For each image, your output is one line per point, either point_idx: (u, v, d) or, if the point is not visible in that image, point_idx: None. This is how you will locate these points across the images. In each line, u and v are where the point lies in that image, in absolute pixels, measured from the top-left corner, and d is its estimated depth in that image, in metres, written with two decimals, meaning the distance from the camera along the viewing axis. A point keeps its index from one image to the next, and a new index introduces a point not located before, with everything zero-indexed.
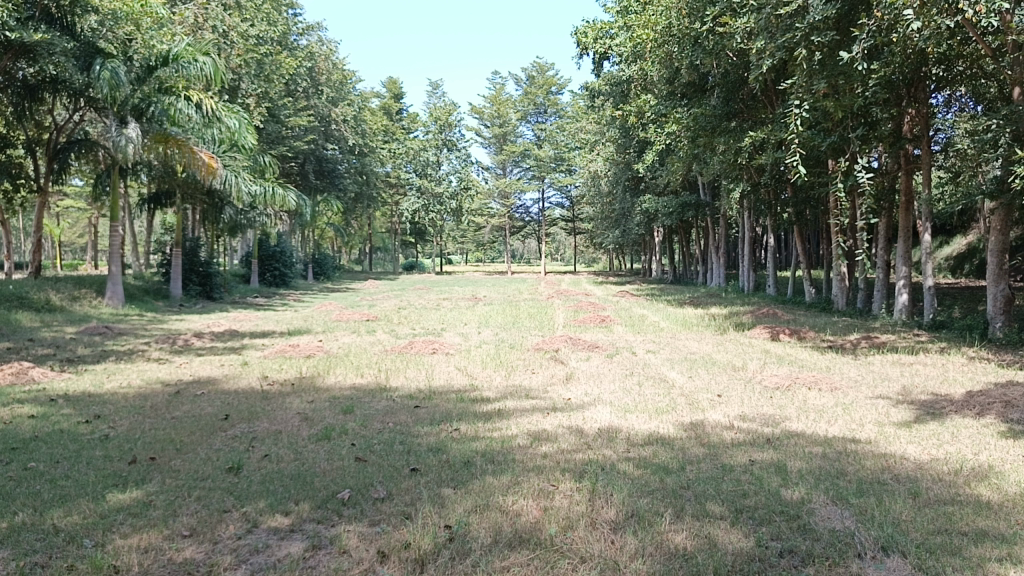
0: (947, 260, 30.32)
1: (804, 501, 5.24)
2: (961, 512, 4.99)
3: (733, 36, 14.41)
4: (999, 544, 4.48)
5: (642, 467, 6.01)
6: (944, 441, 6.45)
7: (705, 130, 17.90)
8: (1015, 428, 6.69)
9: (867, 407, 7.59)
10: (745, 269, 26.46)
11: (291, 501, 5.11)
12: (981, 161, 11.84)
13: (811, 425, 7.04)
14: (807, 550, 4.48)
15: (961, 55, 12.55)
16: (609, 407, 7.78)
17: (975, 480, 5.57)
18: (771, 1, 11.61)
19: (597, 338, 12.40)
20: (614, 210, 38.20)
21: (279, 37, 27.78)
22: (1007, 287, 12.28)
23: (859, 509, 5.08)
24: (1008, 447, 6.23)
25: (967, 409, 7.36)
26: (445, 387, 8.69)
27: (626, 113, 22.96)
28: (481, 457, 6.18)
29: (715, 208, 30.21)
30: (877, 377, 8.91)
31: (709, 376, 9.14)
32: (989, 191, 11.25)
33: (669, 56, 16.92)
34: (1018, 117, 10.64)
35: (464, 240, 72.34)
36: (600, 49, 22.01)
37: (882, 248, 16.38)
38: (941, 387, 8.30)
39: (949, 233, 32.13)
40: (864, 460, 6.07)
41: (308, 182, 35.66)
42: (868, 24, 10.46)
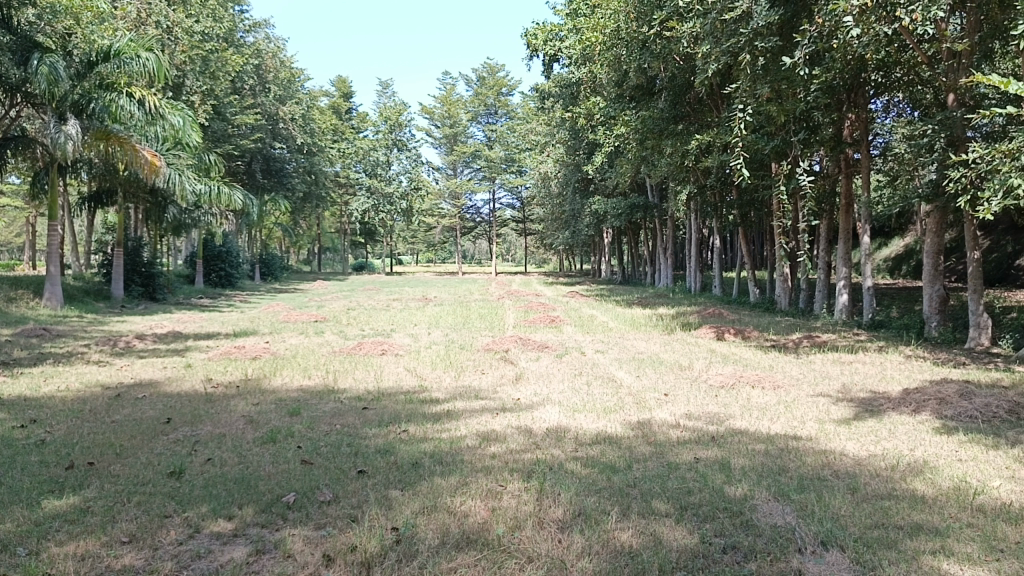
0: (886, 262, 31.14)
1: (746, 498, 5.34)
2: (897, 506, 5.13)
3: (679, 40, 14.58)
4: (933, 537, 4.62)
5: (590, 467, 6.04)
6: (881, 438, 6.62)
7: (653, 133, 18.12)
8: (949, 424, 6.90)
9: (808, 405, 7.75)
10: (692, 270, 26.79)
11: (234, 505, 5.02)
12: (918, 165, 12.19)
13: (755, 423, 7.16)
14: (749, 546, 4.56)
15: (898, 61, 12.92)
16: (558, 407, 7.81)
17: (911, 475, 5.74)
18: (717, 6, 11.80)
19: (547, 339, 12.43)
20: (565, 211, 38.45)
21: (224, 34, 27.28)
22: (942, 288, 12.69)
23: (800, 504, 5.19)
24: (942, 443, 6.43)
25: (903, 406, 7.56)
26: (394, 389, 8.63)
27: (575, 115, 23.09)
28: (429, 458, 6.15)
29: (662, 210, 30.56)
30: (818, 376, 9.10)
31: (656, 376, 9.24)
32: (925, 194, 11.57)
33: (617, 60, 17.09)
34: (952, 122, 11.00)
35: (415, 241, 72.02)
36: (550, 51, 22.13)
37: (823, 249, 16.73)
38: (879, 385, 8.51)
39: (887, 235, 33.03)
40: (805, 456, 6.20)
41: (255, 181, 35.11)
42: (810, 30, 10.70)
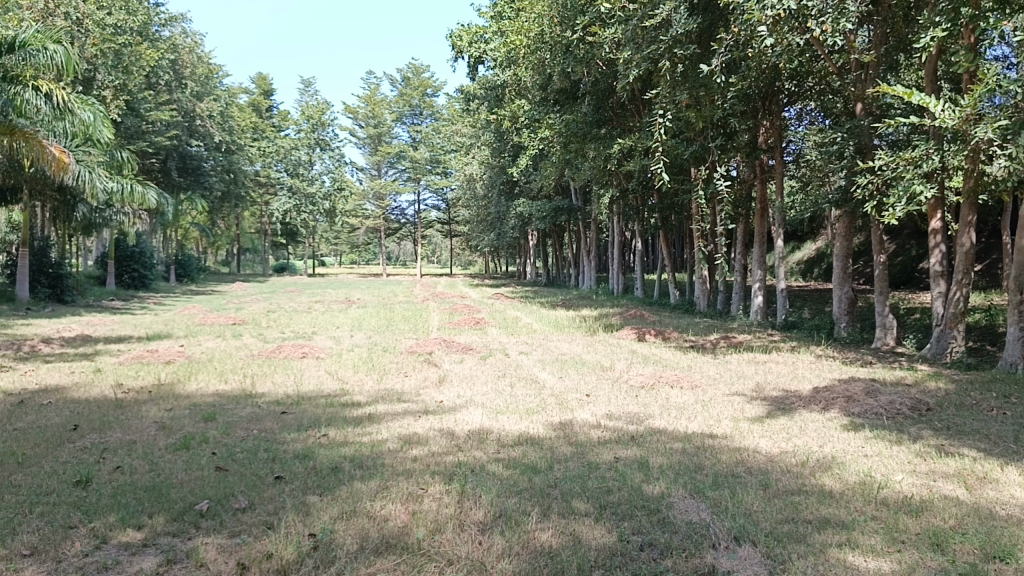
0: (799, 265, 32.22)
1: (664, 496, 5.45)
2: (806, 501, 5.31)
3: (602, 45, 14.77)
4: (840, 531, 4.79)
5: (511, 468, 6.06)
6: (792, 435, 6.84)
7: (577, 136, 18.34)
8: (856, 421, 7.18)
9: (725, 404, 7.95)
10: (615, 272, 27.16)
11: (144, 514, 4.86)
12: (828, 172, 12.63)
13: (673, 422, 7.31)
14: (665, 543, 4.65)
15: (810, 71, 13.38)
16: (480, 409, 7.81)
17: (820, 470, 5.95)
18: (638, 13, 12.01)
19: (471, 341, 12.42)
20: (490, 213, 38.53)
21: (138, 27, 26.39)
22: (850, 290, 13.20)
23: (715, 501, 5.32)
24: (849, 439, 6.68)
25: (813, 404, 7.83)
26: (314, 392, 8.49)
27: (500, 118, 23.16)
28: (349, 462, 6.07)
29: (586, 213, 30.90)
30: (734, 375, 9.35)
31: (578, 377, 9.33)
32: (834, 200, 11.99)
33: (541, 63, 17.23)
34: (860, 131, 11.46)
35: (338, 242, 71.02)
36: (475, 53, 22.14)
37: (740, 252, 17.20)
38: (791, 383, 8.79)
39: (801, 238, 34.19)
40: (720, 454, 6.36)
41: (170, 179, 34.06)
42: (727, 39, 11.01)
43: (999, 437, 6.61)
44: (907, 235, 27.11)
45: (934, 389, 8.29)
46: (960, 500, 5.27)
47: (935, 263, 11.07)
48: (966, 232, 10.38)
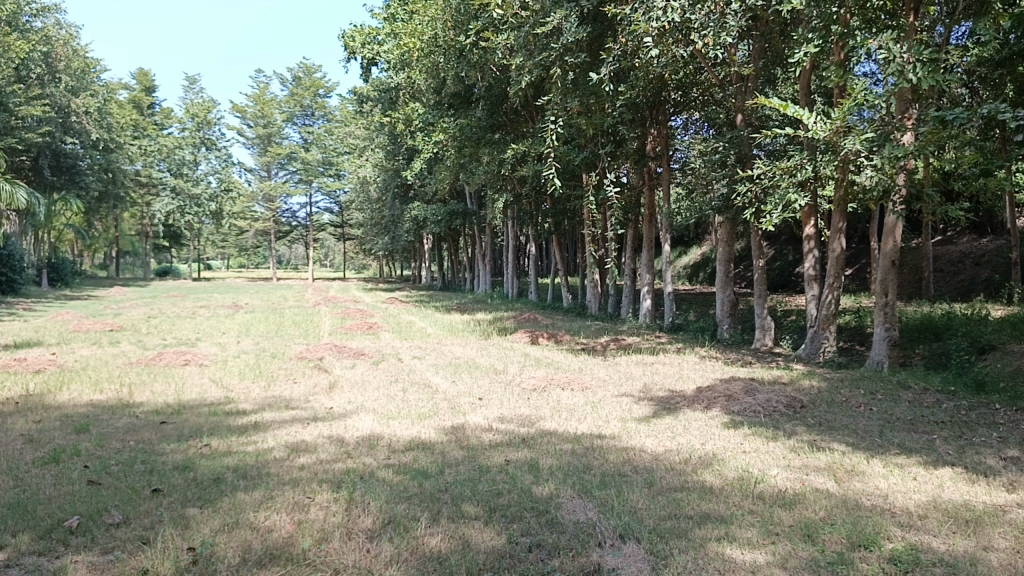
0: (686, 268, 33.31)
1: (552, 496, 5.52)
2: (688, 498, 5.49)
3: (495, 51, 14.88)
4: (719, 525, 4.98)
5: (401, 474, 6.01)
6: (676, 434, 7.07)
7: (470, 141, 18.43)
8: (736, 419, 7.48)
9: (613, 405, 8.14)
10: (510, 276, 27.36)
11: (7, 533, 4.57)
12: (711, 180, 13.11)
13: (563, 424, 7.43)
14: (552, 543, 4.71)
15: (695, 82, 13.85)
16: (371, 415, 7.72)
17: (702, 467, 6.16)
18: (529, 20, 12.19)
19: (363, 346, 12.26)
20: (384, 217, 38.17)
21: (6, 16, 24.82)
22: (732, 293, 13.74)
23: (602, 501, 5.43)
24: (729, 437, 6.95)
25: (697, 404, 8.11)
26: (197, 401, 8.19)
27: (394, 120, 22.96)
28: (232, 473, 5.88)
29: (481, 217, 31.00)
30: (622, 377, 9.57)
31: (471, 381, 9.34)
32: (717, 207, 12.45)
33: (435, 67, 17.21)
34: (740, 141, 11.96)
35: (227, 245, 68.82)
36: (368, 54, 21.89)
37: (630, 257, 17.63)
38: (676, 384, 9.07)
39: (687, 243, 35.37)
40: (608, 454, 6.50)
41: (42, 178, 32.17)
42: (614, 49, 11.31)
43: (866, 431, 7.03)
44: (785, 241, 28.47)
45: (807, 387, 8.73)
46: (829, 492, 5.57)
47: (809, 268, 11.64)
48: (837, 239, 10.97)
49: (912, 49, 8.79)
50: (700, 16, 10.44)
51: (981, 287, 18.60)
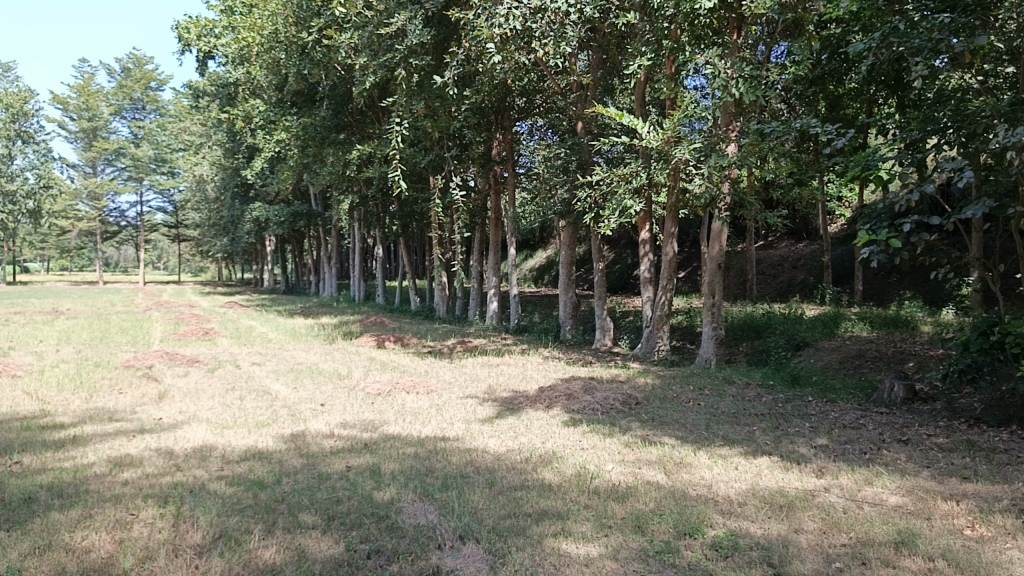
0: (532, 271, 34.00)
1: (393, 501, 5.48)
2: (528, 496, 5.59)
3: (338, 50, 14.64)
4: (556, 521, 5.10)
5: (235, 485, 5.78)
6: (519, 433, 7.19)
7: (315, 140, 17.90)
8: (576, 417, 7.71)
9: (457, 407, 8.18)
10: (357, 279, 26.94)
11: None
12: (554, 185, 13.47)
13: (407, 428, 7.39)
14: (392, 548, 4.67)
15: (538, 90, 14.20)
16: (205, 425, 7.37)
17: (542, 466, 6.30)
18: (373, 20, 12.12)
19: (197, 353, 11.68)
20: (223, 217, 36.59)
21: None
22: (575, 295, 14.18)
23: (442, 503, 5.43)
24: (569, 434, 7.15)
25: (539, 403, 8.29)
26: (6, 416, 7.53)
27: (233, 117, 22.03)
28: (46, 492, 5.45)
29: (326, 219, 30.32)
30: (467, 379, 9.64)
31: (312, 387, 9.12)
32: (559, 211, 12.83)
33: (276, 63, 16.70)
34: (580, 148, 12.39)
35: (46, 246, 63.68)
36: (205, 47, 20.91)
37: (476, 259, 17.80)
38: (520, 385, 9.24)
39: (533, 246, 36.11)
40: (451, 456, 6.53)
41: None
42: (458, 53, 11.47)
43: (694, 425, 7.43)
44: (624, 245, 29.64)
45: (643, 384, 9.13)
46: (660, 484, 5.84)
47: (645, 271, 12.20)
48: (670, 243, 11.56)
49: (735, 65, 9.50)
50: (541, 25, 10.78)
51: (798, 288, 20.12)
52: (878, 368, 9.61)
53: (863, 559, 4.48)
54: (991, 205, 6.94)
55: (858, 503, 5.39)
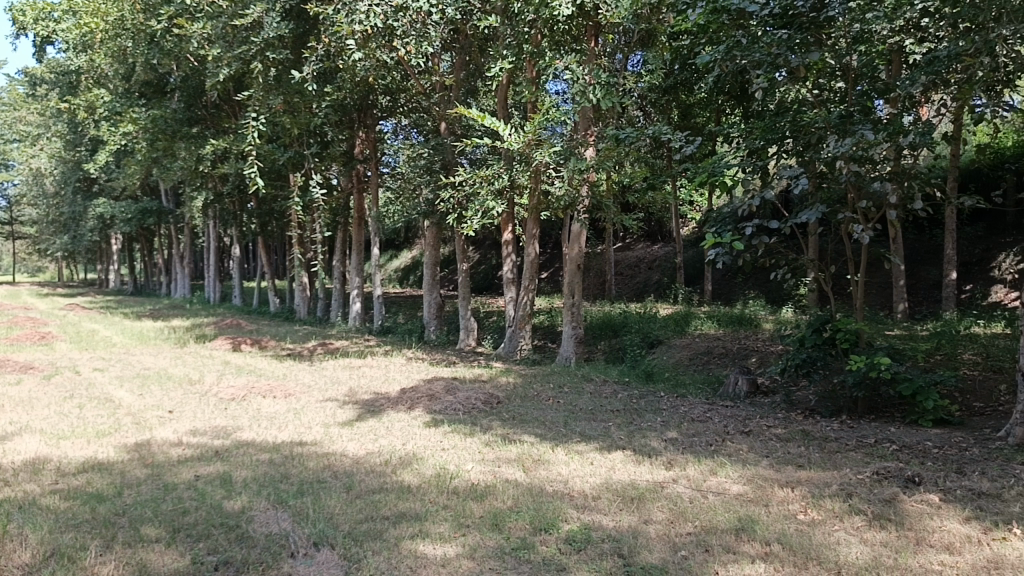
0: (397, 271, 33.72)
1: (244, 510, 5.29)
2: (386, 499, 5.53)
3: (190, 40, 14.03)
4: (413, 523, 5.08)
5: (70, 499, 5.41)
6: (378, 436, 7.11)
7: (166, 134, 17.13)
8: (437, 418, 7.70)
9: (316, 411, 7.99)
10: (212, 279, 25.88)
11: None
12: (417, 185, 13.46)
13: (262, 433, 7.16)
14: (241, 559, 4.51)
15: (401, 89, 14.14)
16: (37, 436, 6.87)
17: (401, 468, 6.25)
18: (228, 11, 11.72)
19: (31, 359, 10.86)
20: (63, 213, 34.22)
21: None
22: (439, 295, 14.21)
23: (296, 509, 5.29)
24: (430, 435, 7.14)
25: (400, 405, 8.24)
26: None
27: (73, 106, 20.65)
28: None
29: (179, 216, 28.93)
30: (327, 381, 9.44)
31: (160, 393, 8.67)
32: (423, 211, 12.84)
33: (121, 51, 15.79)
34: (444, 148, 12.47)
35: None
36: (42, 31, 19.50)
37: (339, 259, 17.52)
38: (381, 387, 9.14)
39: (398, 247, 35.83)
40: (307, 461, 6.37)
41: None
42: (317, 49, 11.27)
43: (552, 422, 7.58)
44: (488, 245, 29.91)
45: (504, 384, 9.24)
46: (518, 482, 5.91)
47: (508, 271, 12.37)
48: (532, 244, 11.80)
49: (593, 72, 9.84)
50: (402, 24, 10.79)
51: (653, 288, 20.94)
52: (725, 364, 10.13)
53: (706, 546, 4.70)
54: (823, 211, 7.50)
55: (703, 493, 5.66)
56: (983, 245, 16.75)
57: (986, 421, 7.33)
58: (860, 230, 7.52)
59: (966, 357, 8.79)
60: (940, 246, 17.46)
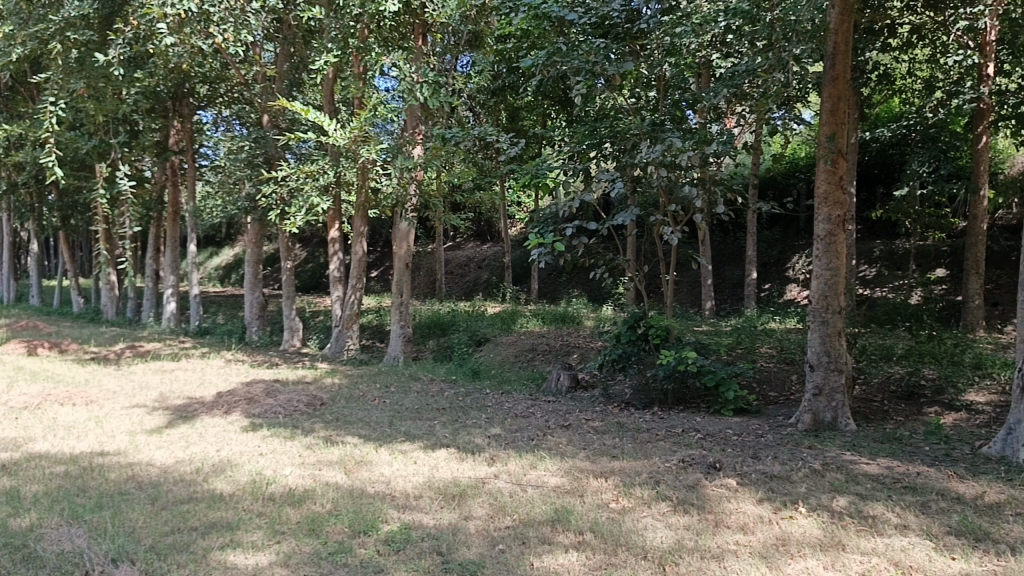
0: (217, 270, 32.17)
1: (33, 528, 4.85)
2: (195, 508, 5.25)
3: None
4: (224, 532, 4.85)
5: None
6: (190, 443, 6.75)
7: None
8: (256, 422, 7.42)
9: (120, 418, 7.47)
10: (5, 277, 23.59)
11: None
12: (237, 180, 12.97)
13: (57, 444, 6.60)
14: None
15: (220, 78, 13.58)
16: None
17: (214, 475, 5.97)
18: None
19: None
20: None
21: None
22: (262, 294, 13.77)
23: (93, 525, 4.91)
24: (246, 440, 6.86)
25: (216, 409, 7.86)
26: None
27: None
28: None
29: None
30: (136, 386, 8.85)
31: None
32: (244, 206, 12.41)
33: None
34: (265, 142, 12.14)
35: None
36: None
37: (151, 256, 16.56)
38: (195, 391, 8.68)
39: (219, 244, 34.19)
40: (109, 472, 5.94)
41: None
42: (125, 31, 10.61)
43: (376, 422, 7.49)
44: (316, 244, 29.18)
45: (328, 385, 9.04)
46: (338, 485, 5.79)
47: (334, 270, 12.19)
48: (358, 243, 11.69)
49: (420, 70, 9.97)
50: (219, 10, 10.36)
51: (482, 287, 21.30)
52: (548, 360, 10.43)
53: (524, 538, 4.81)
54: (637, 213, 7.92)
55: (523, 487, 5.78)
56: (779, 247, 18.24)
57: (779, 409, 8.01)
58: (670, 231, 7.99)
59: (762, 350, 9.53)
60: (743, 247, 18.84)
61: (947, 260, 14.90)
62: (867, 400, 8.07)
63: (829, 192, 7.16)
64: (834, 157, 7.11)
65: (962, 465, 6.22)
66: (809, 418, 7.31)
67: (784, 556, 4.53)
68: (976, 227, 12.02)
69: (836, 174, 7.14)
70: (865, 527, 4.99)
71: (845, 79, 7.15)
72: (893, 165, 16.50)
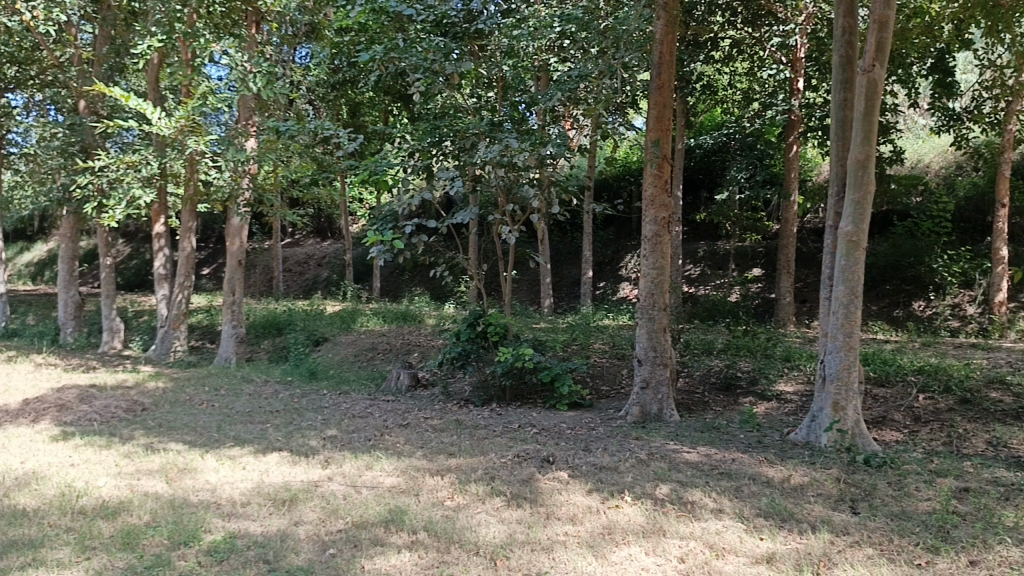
0: (28, 266, 29.64)
1: None
2: None
3: None
4: (26, 551, 4.46)
5: None
6: None
7: None
8: (67, 430, 6.89)
9: None
10: None
11: None
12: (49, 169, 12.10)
13: None
14: None
15: (29, 58, 12.65)
16: None
17: (16, 489, 5.48)
18: None
19: None
20: None
21: None
22: (78, 292, 12.92)
23: None
24: (56, 450, 6.36)
25: (21, 417, 7.24)
26: None
27: None
28: None
29: None
30: None
31: None
32: (57, 197, 11.62)
33: None
34: (82, 129, 11.48)
35: None
36: None
37: None
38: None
39: (30, 239, 31.52)
40: None
41: None
42: None
43: (203, 427, 7.15)
44: (142, 239, 27.50)
45: (151, 389, 8.54)
46: (158, 494, 5.47)
47: (160, 267, 11.63)
48: (186, 239, 11.21)
49: (253, 60, 9.78)
50: None
51: (321, 285, 21.07)
52: (388, 359, 10.35)
53: (356, 541, 4.73)
54: (476, 212, 8.13)
55: (357, 488, 5.68)
56: (614, 246, 18.94)
57: (610, 402, 8.35)
58: (507, 229, 8.29)
59: (596, 346, 9.87)
60: (581, 247, 19.43)
61: (763, 260, 16.02)
62: (689, 391, 8.55)
63: (656, 195, 7.50)
64: (660, 162, 7.47)
65: (773, 450, 6.71)
66: (638, 411, 7.66)
67: (610, 545, 4.71)
68: (788, 230, 12.91)
69: (662, 178, 7.51)
70: (685, 512, 5.28)
71: (671, 87, 7.52)
72: (715, 172, 17.51)
